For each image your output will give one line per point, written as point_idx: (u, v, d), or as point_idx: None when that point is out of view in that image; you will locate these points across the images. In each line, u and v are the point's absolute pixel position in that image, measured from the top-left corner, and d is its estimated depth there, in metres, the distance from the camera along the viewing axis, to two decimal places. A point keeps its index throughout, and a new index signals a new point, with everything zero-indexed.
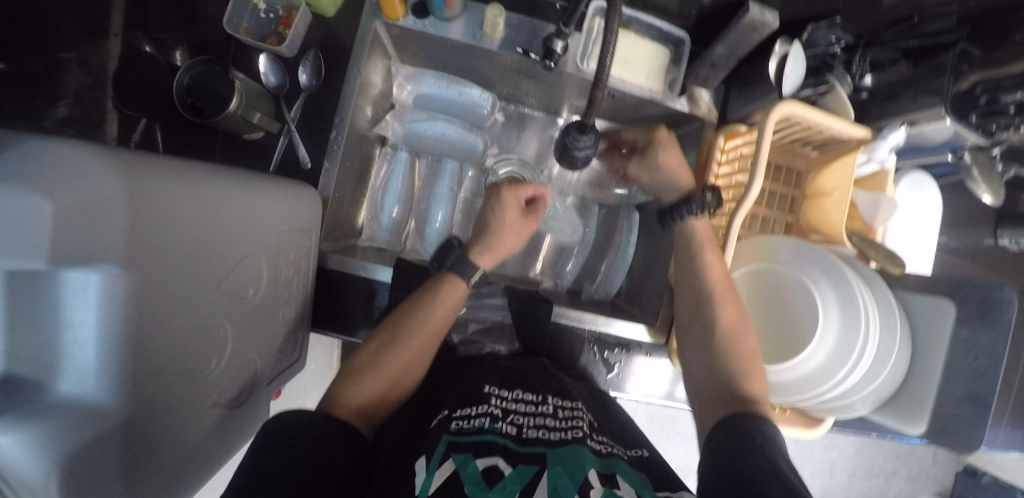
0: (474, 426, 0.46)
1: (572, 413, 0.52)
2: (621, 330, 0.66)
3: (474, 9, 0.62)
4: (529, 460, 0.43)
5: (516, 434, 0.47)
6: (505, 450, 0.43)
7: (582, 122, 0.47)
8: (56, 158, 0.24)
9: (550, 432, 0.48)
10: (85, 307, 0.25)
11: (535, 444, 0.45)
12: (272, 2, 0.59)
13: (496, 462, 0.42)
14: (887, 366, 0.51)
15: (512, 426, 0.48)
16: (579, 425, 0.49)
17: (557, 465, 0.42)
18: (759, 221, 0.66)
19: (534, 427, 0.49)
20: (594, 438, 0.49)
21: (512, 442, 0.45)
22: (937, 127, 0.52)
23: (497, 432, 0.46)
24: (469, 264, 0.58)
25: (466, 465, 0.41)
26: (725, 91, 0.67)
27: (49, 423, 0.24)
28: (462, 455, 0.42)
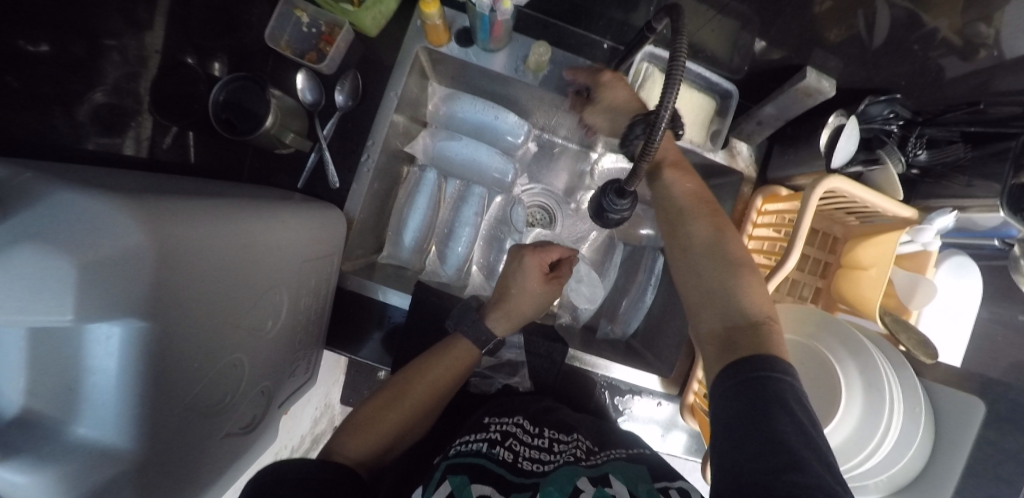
0: (471, 450, 0.49)
1: (569, 444, 0.52)
2: (622, 375, 0.65)
3: (519, 41, 0.61)
4: (523, 488, 0.44)
5: (512, 462, 0.48)
6: (500, 480, 0.44)
7: (623, 186, 0.44)
8: (85, 214, 0.24)
9: (545, 464, 0.48)
10: (108, 355, 0.26)
11: (531, 475, 0.46)
12: (316, 17, 0.58)
13: (489, 491, 0.43)
14: (903, 456, 0.48)
15: (509, 452, 0.49)
16: (574, 452, 0.50)
17: (550, 486, 0.43)
18: (789, 283, 0.64)
19: (529, 459, 0.49)
20: (592, 456, 0.50)
21: (508, 471, 0.46)
22: (989, 217, 0.50)
23: (491, 457, 0.47)
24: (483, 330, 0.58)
25: (461, 489, 0.42)
26: (767, 147, 0.65)
27: (62, 468, 0.24)
28: (458, 477, 0.44)
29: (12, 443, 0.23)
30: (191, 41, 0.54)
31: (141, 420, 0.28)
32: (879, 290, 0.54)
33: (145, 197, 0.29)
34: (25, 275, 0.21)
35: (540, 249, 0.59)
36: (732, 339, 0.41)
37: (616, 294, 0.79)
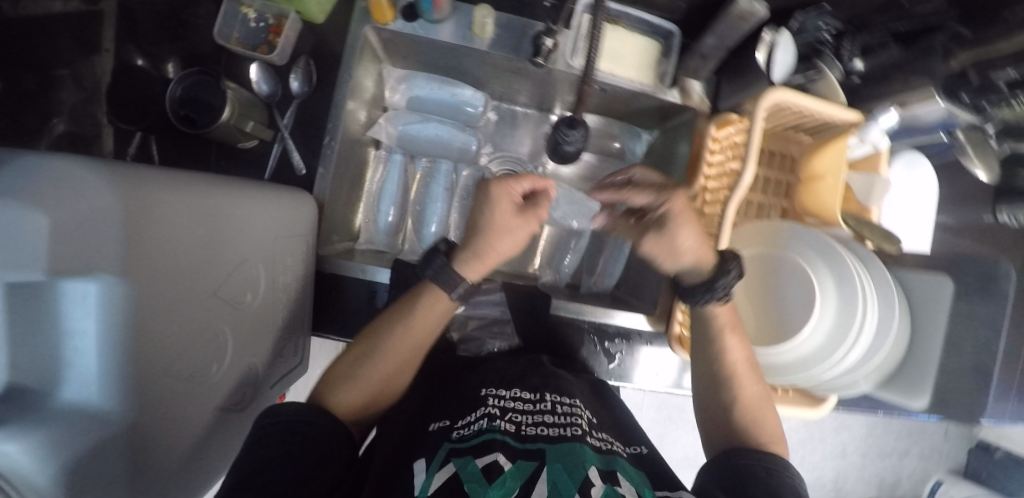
0: (474, 430, 0.46)
1: (570, 409, 0.51)
2: (623, 321, 0.68)
3: (462, 10, 0.62)
4: (529, 455, 0.43)
5: (515, 430, 0.47)
6: (506, 446, 0.43)
7: (571, 117, 0.47)
8: (50, 172, 0.23)
9: (547, 429, 0.47)
10: (85, 316, 0.25)
11: (535, 440, 0.45)
12: (263, 11, 0.59)
13: (496, 458, 0.42)
14: (887, 344, 0.50)
15: (511, 423, 0.48)
16: (578, 421, 0.49)
17: (557, 461, 0.42)
18: (754, 207, 0.67)
19: (533, 424, 0.48)
20: (594, 434, 0.49)
21: (512, 438, 0.45)
22: (928, 108, 0.53)
23: (496, 430, 0.46)
24: (452, 275, 0.50)
25: (466, 466, 0.41)
26: (716, 82, 0.67)
27: (52, 430, 0.23)
28: (463, 458, 0.42)
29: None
30: (140, 45, 0.59)
31: (126, 384, 0.28)
32: (836, 193, 0.57)
33: (114, 163, 0.29)
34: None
35: (504, 182, 0.48)
36: (728, 440, 0.51)
37: (596, 249, 0.81)
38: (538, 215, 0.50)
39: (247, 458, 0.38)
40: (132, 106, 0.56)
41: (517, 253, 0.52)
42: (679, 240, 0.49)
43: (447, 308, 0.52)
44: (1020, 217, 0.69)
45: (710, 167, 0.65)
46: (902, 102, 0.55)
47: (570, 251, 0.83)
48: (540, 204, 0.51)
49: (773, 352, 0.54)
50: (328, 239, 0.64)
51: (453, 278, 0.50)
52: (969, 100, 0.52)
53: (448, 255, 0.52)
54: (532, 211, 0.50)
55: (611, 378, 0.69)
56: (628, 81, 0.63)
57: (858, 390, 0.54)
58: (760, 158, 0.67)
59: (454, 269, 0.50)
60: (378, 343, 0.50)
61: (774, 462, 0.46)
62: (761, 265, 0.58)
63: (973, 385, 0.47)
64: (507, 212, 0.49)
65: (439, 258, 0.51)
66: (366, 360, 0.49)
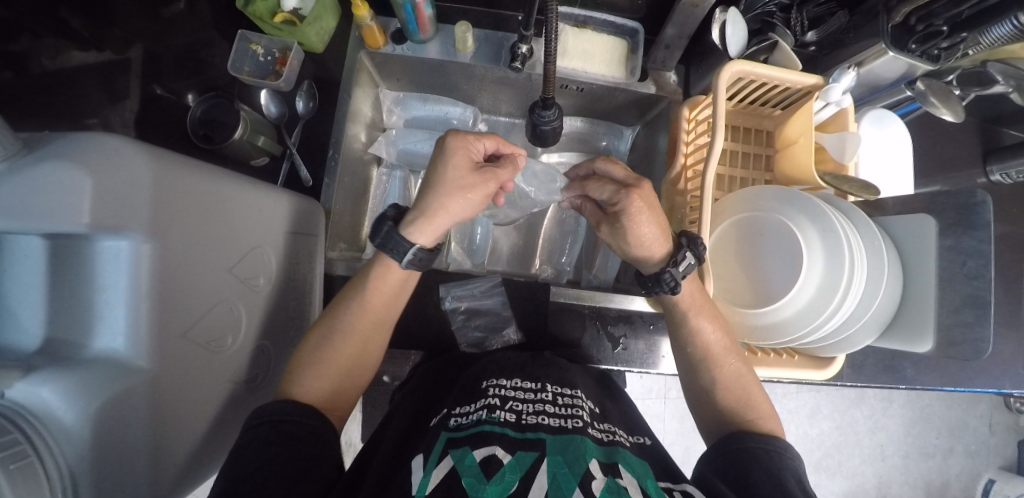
0: (473, 420, 0.46)
1: (572, 401, 0.52)
2: (642, 307, 0.69)
3: (445, 31, 0.70)
4: (528, 446, 0.41)
5: (515, 420, 0.46)
6: (503, 437, 0.42)
7: (544, 98, 0.57)
8: (95, 143, 0.28)
9: (548, 418, 0.47)
10: (117, 273, 0.29)
11: (534, 429, 0.44)
12: (270, 46, 0.67)
13: (494, 450, 0.40)
14: (881, 291, 0.51)
15: (511, 413, 0.47)
16: (579, 414, 0.49)
17: (557, 454, 0.40)
18: (737, 182, 0.69)
19: (534, 414, 0.48)
20: (594, 427, 0.48)
21: (511, 429, 0.44)
22: (885, 62, 0.55)
23: (495, 422, 0.45)
24: (400, 241, 0.49)
25: (464, 459, 0.40)
26: (684, 70, 0.74)
27: (80, 374, 0.27)
28: (460, 448, 0.41)
29: (36, 360, 0.27)
30: (163, 82, 0.71)
31: (153, 339, 0.30)
32: (809, 155, 0.59)
33: (160, 149, 0.33)
34: (52, 186, 0.25)
35: (463, 133, 0.48)
36: (722, 424, 0.51)
37: (593, 244, 0.83)
38: (496, 179, 0.49)
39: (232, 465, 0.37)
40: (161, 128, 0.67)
41: (472, 213, 0.49)
42: (638, 231, 0.52)
43: (397, 278, 0.51)
44: (1012, 174, 0.75)
45: (687, 145, 0.68)
46: (859, 61, 0.57)
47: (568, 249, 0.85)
48: (501, 168, 0.50)
49: (768, 311, 0.54)
50: (335, 245, 0.67)
51: (401, 244, 0.49)
52: (918, 48, 0.55)
53: (397, 222, 0.50)
54: (490, 170, 0.49)
55: (618, 361, 0.68)
56: (599, 77, 0.70)
57: (860, 345, 0.54)
58: (736, 135, 0.70)
59: (405, 234, 0.49)
60: (335, 328, 0.49)
61: (779, 449, 0.45)
62: (746, 230, 0.59)
63: (971, 318, 0.46)
64: (464, 164, 0.47)
65: (387, 224, 0.50)
66: (327, 343, 0.48)
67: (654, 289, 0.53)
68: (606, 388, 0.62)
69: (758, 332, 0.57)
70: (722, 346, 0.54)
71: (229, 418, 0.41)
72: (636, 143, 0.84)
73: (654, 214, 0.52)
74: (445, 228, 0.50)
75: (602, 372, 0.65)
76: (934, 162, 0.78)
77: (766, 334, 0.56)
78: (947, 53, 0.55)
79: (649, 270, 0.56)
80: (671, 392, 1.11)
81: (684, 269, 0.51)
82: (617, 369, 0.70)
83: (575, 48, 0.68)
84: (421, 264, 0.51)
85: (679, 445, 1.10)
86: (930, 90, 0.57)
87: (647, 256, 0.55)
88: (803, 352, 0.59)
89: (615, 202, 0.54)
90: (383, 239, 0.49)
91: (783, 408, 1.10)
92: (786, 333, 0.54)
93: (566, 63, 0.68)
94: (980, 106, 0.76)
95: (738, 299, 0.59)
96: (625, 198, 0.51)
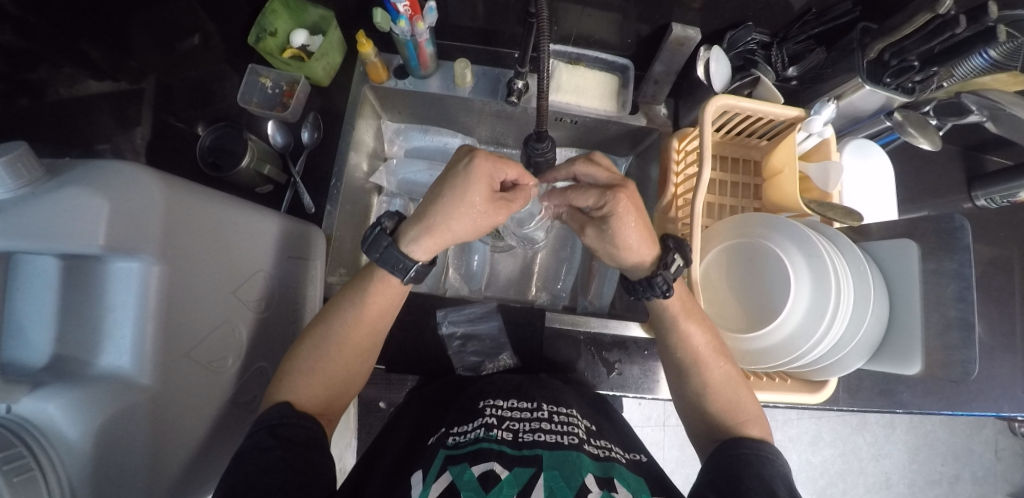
0: (470, 438, 0.46)
1: (567, 418, 0.51)
2: (638, 332, 0.69)
3: (445, 67, 0.74)
4: (525, 462, 0.42)
5: (511, 438, 0.46)
6: (501, 454, 0.42)
7: (538, 131, 0.60)
8: (116, 169, 0.29)
9: (544, 435, 0.47)
10: (128, 292, 0.29)
11: (532, 447, 0.44)
12: (278, 80, 0.71)
13: (492, 466, 0.41)
14: (868, 314, 0.52)
15: (508, 432, 0.47)
16: (574, 430, 0.48)
17: (554, 468, 0.41)
18: (727, 209, 0.72)
19: (530, 431, 0.47)
20: (591, 443, 0.48)
21: (509, 446, 0.44)
22: (863, 96, 0.58)
23: (492, 439, 0.45)
24: (400, 258, 0.48)
25: (462, 474, 0.40)
26: (674, 103, 0.77)
27: (85, 392, 0.27)
28: (459, 465, 0.41)
29: (42, 379, 0.26)
30: (176, 114, 0.74)
31: (159, 358, 0.30)
32: (794, 183, 0.61)
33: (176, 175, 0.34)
34: (74, 209, 0.26)
35: (494, 159, 0.45)
36: (716, 433, 0.50)
37: (588, 269, 0.84)
38: (507, 208, 0.49)
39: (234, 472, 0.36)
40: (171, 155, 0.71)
41: (472, 235, 0.49)
42: (623, 234, 0.51)
43: (398, 293, 0.51)
44: (998, 198, 0.77)
45: (677, 174, 0.71)
46: (838, 94, 0.60)
47: (565, 275, 0.86)
48: (517, 196, 0.50)
49: (760, 335, 0.55)
50: (334, 270, 0.67)
51: (401, 261, 0.48)
52: (892, 82, 0.57)
53: (395, 236, 0.49)
54: (503, 201, 0.48)
55: (613, 386, 0.68)
56: (592, 110, 0.73)
57: (852, 368, 0.54)
58: (724, 164, 0.73)
59: (404, 250, 0.48)
60: (328, 337, 0.48)
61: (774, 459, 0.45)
62: (736, 254, 0.60)
63: (958, 340, 0.47)
64: (484, 193, 0.45)
65: (385, 240, 0.48)
66: (317, 350, 0.47)
67: (642, 294, 0.53)
68: (602, 410, 0.61)
69: (751, 356, 0.57)
70: (712, 356, 0.54)
71: (224, 443, 0.40)
72: (629, 172, 0.87)
73: (640, 215, 0.50)
74: (444, 246, 0.50)
75: (597, 394, 0.64)
76: (916, 190, 0.80)
77: (759, 357, 0.56)
78: (921, 85, 0.57)
79: (637, 276, 0.55)
80: (670, 420, 1.09)
81: (675, 272, 0.51)
82: (613, 394, 0.70)
83: (569, 83, 0.72)
84: (417, 278, 0.51)
85: (680, 474, 1.07)
86: (907, 121, 0.58)
87: (636, 260, 0.53)
88: (796, 376, 0.59)
89: (600, 206, 0.51)
90: (381, 257, 0.48)
91: (785, 434, 1.08)
92: (778, 357, 0.54)
93: (560, 97, 0.72)
94: (954, 138, 0.80)
95: (732, 324, 0.60)
96: (611, 199, 0.49)
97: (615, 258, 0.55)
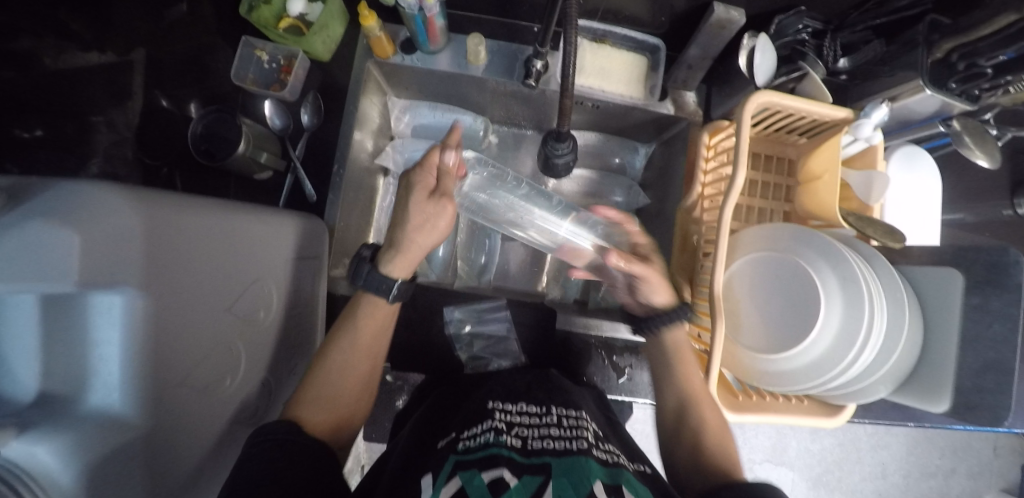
0: (480, 442, 0.45)
1: (576, 422, 0.50)
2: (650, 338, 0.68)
3: (456, 41, 0.67)
4: (534, 470, 0.41)
5: (521, 445, 0.45)
6: (511, 461, 0.42)
7: (558, 132, 0.57)
8: (90, 197, 0.27)
9: (552, 442, 0.46)
10: (111, 326, 0.28)
11: (540, 455, 0.43)
12: (274, 53, 0.65)
13: (502, 473, 0.40)
14: (900, 344, 0.49)
15: (517, 438, 0.47)
16: (583, 435, 0.47)
17: (563, 476, 0.40)
18: (755, 212, 0.66)
19: (539, 438, 0.47)
20: (599, 447, 0.47)
21: (518, 453, 0.43)
22: (919, 100, 0.51)
23: (502, 444, 0.45)
24: (381, 279, 0.53)
25: (472, 480, 0.40)
26: (705, 90, 0.71)
27: (78, 433, 0.26)
28: (470, 470, 0.41)
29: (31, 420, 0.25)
30: (164, 90, 0.66)
31: (145, 392, 0.30)
32: (835, 192, 0.56)
33: (148, 190, 0.32)
34: (36, 245, 0.24)
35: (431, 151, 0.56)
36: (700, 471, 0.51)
37: None
38: (446, 200, 0.54)
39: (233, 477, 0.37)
40: (160, 143, 0.65)
41: (430, 238, 0.54)
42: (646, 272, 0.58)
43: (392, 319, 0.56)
44: None
45: (706, 173, 0.65)
46: (893, 95, 0.53)
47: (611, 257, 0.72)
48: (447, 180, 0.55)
49: (782, 358, 0.52)
50: (338, 261, 0.65)
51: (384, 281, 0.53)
52: (957, 88, 0.49)
53: (375, 260, 0.56)
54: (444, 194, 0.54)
55: (621, 392, 0.68)
56: (617, 95, 0.66)
57: (876, 397, 0.53)
58: (756, 162, 0.67)
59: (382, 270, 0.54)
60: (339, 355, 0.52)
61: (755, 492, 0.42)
62: (763, 268, 0.57)
63: (993, 384, 0.44)
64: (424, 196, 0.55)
65: (366, 265, 0.55)
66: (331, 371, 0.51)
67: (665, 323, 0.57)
68: (608, 415, 0.61)
69: (763, 371, 0.55)
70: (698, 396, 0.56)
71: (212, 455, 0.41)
72: (651, 160, 0.80)
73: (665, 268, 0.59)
74: (414, 255, 0.55)
75: (602, 398, 0.64)
76: (967, 190, 0.73)
77: (773, 369, 0.53)
78: (988, 93, 0.49)
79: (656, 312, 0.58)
80: None
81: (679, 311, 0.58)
82: (622, 398, 0.70)
83: (593, 65, 0.66)
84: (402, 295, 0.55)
85: None
86: (967, 130, 0.52)
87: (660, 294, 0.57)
88: (815, 397, 0.59)
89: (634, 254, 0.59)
90: (366, 277, 0.54)
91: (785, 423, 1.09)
92: (798, 382, 0.52)
93: (583, 81, 0.66)
94: None
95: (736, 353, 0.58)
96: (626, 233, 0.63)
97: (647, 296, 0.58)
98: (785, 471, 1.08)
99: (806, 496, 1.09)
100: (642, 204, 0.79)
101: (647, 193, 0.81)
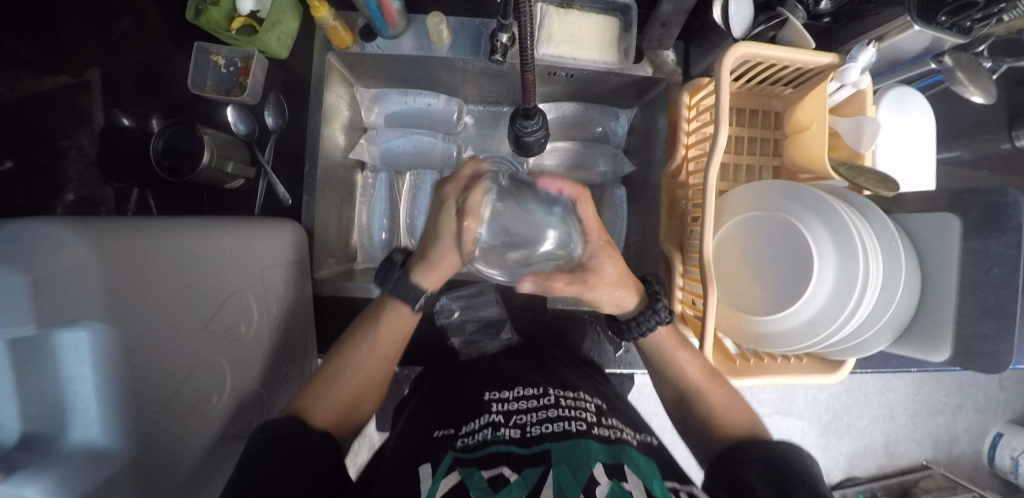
0: (479, 441, 0.45)
1: (575, 402, 0.50)
2: None
3: (417, 22, 0.65)
4: (534, 461, 0.40)
5: (519, 436, 0.45)
6: (510, 457, 0.41)
7: (526, 108, 0.55)
8: (38, 237, 0.26)
9: (551, 425, 0.46)
10: (82, 362, 0.28)
11: (540, 443, 0.43)
12: (231, 56, 0.64)
13: (502, 470, 0.40)
14: (897, 295, 0.48)
15: (514, 429, 0.46)
16: (582, 415, 0.47)
17: (563, 463, 0.39)
18: (744, 170, 0.64)
19: (537, 424, 0.46)
20: (600, 425, 0.47)
21: (517, 446, 0.43)
22: (909, 37, 0.48)
23: (501, 440, 0.44)
24: (410, 288, 0.53)
25: (471, 477, 0.39)
26: (683, 47, 0.68)
27: (66, 466, 0.26)
28: (468, 468, 0.40)
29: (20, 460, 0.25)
30: (123, 107, 0.64)
31: (127, 421, 0.30)
32: (824, 141, 0.53)
33: (95, 221, 0.31)
34: None
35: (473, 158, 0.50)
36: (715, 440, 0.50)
37: None
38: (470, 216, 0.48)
39: (235, 477, 0.37)
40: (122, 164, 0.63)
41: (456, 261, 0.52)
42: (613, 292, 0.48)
43: (408, 324, 0.56)
44: None
45: (688, 135, 0.62)
46: (878, 36, 0.50)
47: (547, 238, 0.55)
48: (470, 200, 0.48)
49: (776, 320, 0.51)
50: (323, 262, 0.66)
51: (410, 290, 0.53)
52: (947, 21, 0.46)
53: (404, 267, 0.55)
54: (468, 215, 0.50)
55: (620, 364, 0.69)
56: (591, 63, 0.63)
57: (876, 349, 0.52)
58: (739, 119, 0.65)
59: (411, 279, 0.53)
60: (345, 366, 0.52)
61: (775, 463, 0.42)
62: (753, 228, 0.55)
63: (994, 329, 0.43)
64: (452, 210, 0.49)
65: (396, 272, 0.54)
66: (332, 378, 0.51)
67: (648, 324, 0.50)
68: (607, 388, 0.61)
69: (758, 334, 0.54)
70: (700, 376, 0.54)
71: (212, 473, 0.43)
72: (635, 126, 0.77)
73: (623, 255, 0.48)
74: (442, 274, 0.54)
75: (602, 372, 0.65)
76: (961, 126, 0.69)
77: (770, 331, 0.52)
78: (980, 23, 0.46)
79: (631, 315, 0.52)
80: None
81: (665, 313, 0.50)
82: (620, 370, 0.71)
83: (561, 33, 0.62)
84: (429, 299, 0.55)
85: None
86: (958, 66, 0.50)
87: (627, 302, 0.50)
88: (814, 355, 0.59)
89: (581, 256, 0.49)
90: (393, 287, 0.53)
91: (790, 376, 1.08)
92: (795, 342, 0.51)
93: (551, 50, 0.62)
94: None
95: (731, 320, 0.57)
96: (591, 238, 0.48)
97: (617, 304, 0.50)
98: (794, 421, 1.04)
99: (816, 444, 1.05)
100: (628, 173, 0.77)
101: (633, 160, 0.78)
